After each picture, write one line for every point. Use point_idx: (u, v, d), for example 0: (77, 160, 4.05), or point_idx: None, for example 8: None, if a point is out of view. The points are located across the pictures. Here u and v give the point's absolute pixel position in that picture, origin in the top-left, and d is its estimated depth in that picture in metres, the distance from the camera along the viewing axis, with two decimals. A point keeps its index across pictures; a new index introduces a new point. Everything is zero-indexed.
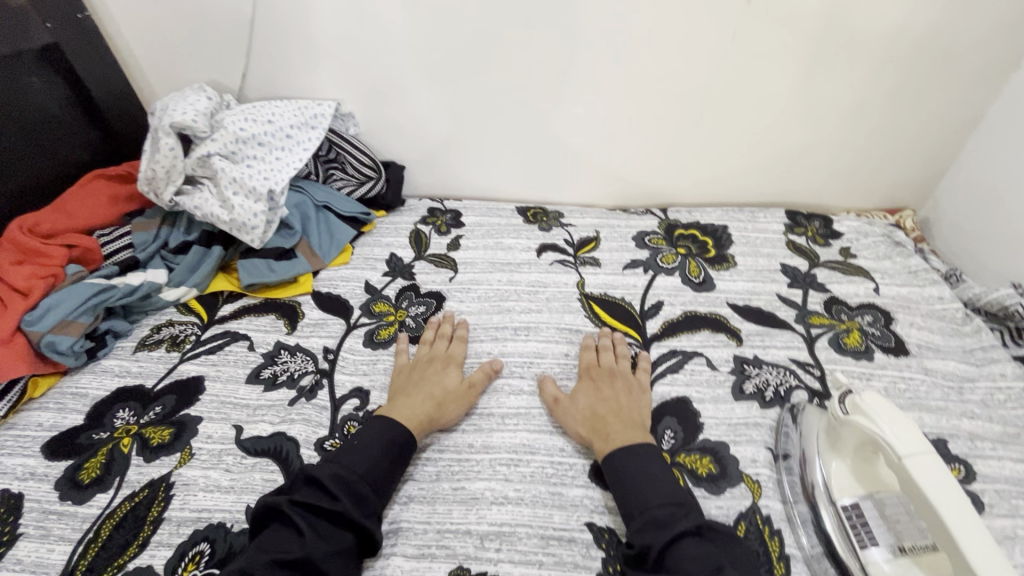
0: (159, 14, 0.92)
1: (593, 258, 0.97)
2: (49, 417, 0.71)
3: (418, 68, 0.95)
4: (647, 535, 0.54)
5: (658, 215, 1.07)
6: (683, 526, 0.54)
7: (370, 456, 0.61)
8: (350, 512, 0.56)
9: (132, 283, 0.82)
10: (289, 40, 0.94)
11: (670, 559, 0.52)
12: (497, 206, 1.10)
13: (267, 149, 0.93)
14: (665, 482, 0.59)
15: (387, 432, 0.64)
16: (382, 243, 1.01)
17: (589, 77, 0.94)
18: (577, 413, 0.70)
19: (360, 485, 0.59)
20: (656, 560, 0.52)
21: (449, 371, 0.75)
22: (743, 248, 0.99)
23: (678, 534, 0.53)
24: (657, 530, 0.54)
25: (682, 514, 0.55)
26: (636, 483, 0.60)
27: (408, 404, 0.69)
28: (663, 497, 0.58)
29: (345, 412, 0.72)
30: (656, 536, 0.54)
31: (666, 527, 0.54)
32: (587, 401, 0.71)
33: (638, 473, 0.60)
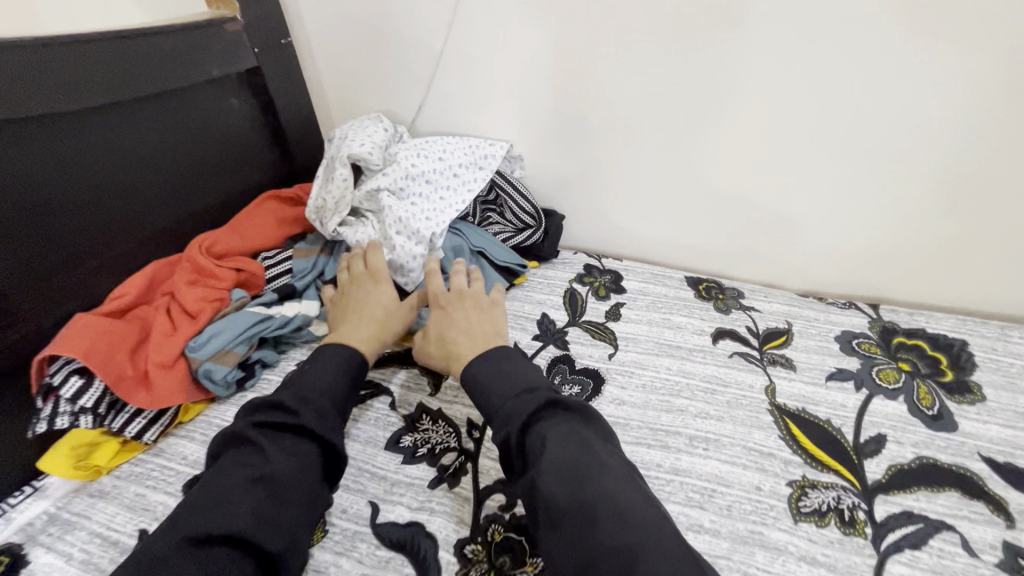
0: (351, 42, 0.92)
1: (785, 358, 0.80)
2: (194, 450, 0.68)
3: (606, 116, 0.85)
4: (509, 421, 0.54)
5: (866, 311, 0.88)
6: (512, 426, 0.53)
7: (324, 376, 0.62)
8: (312, 422, 0.55)
9: (288, 314, 0.80)
10: (473, 76, 0.88)
11: (525, 446, 0.51)
12: (663, 272, 0.97)
13: (433, 188, 0.87)
14: (517, 382, 0.58)
15: (334, 352, 0.65)
16: (533, 300, 0.92)
17: (814, 143, 0.78)
18: (432, 340, 0.71)
19: (320, 398, 0.59)
20: (520, 448, 0.52)
21: (381, 290, 0.76)
22: (994, 376, 0.76)
23: (522, 428, 0.53)
24: (513, 418, 0.54)
25: (528, 409, 0.54)
26: (483, 381, 0.60)
27: (358, 325, 0.71)
28: (492, 403, 0.57)
29: (489, 511, 0.62)
30: (511, 424, 0.53)
31: (518, 416, 0.54)
32: (452, 318, 0.71)
33: (483, 371, 0.60)
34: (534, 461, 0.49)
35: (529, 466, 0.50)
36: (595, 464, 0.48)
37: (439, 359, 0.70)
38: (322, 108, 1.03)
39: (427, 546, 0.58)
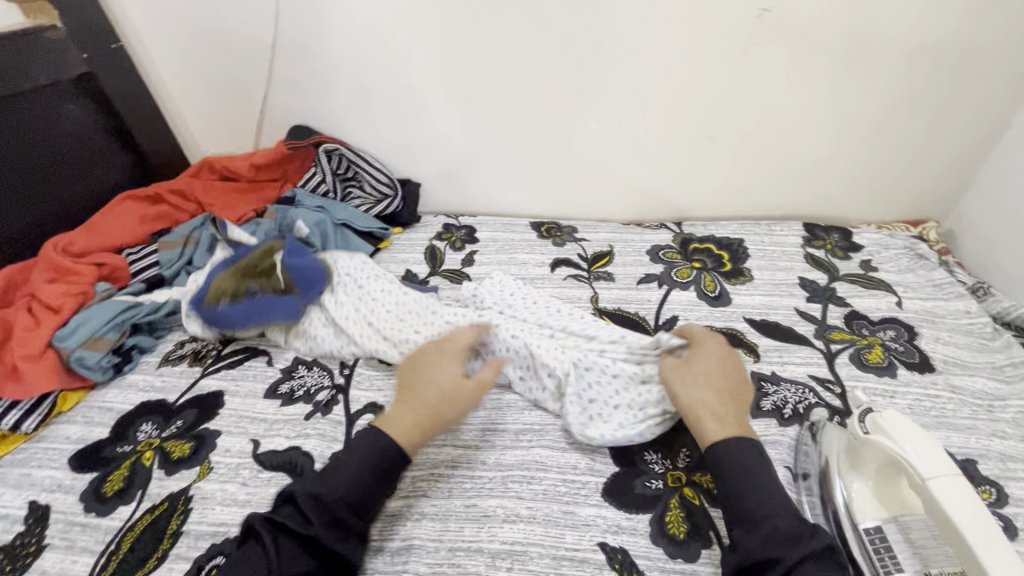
0: (187, 42, 0.97)
1: (607, 274, 0.97)
2: (77, 430, 0.73)
3: (433, 87, 0.97)
4: (779, 547, 0.49)
5: (672, 228, 1.07)
6: (788, 557, 0.48)
7: (359, 475, 0.56)
8: (324, 537, 0.52)
9: (157, 300, 0.86)
10: (308, 63, 0.97)
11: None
12: (511, 221, 1.11)
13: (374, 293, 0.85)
14: (780, 496, 0.53)
15: (370, 448, 0.58)
16: (398, 259, 1.02)
17: (602, 93, 0.95)
18: (683, 389, 0.63)
19: (338, 506, 0.54)
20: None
21: (445, 366, 0.64)
22: (761, 261, 0.98)
23: (798, 562, 0.48)
24: (786, 544, 0.49)
25: (801, 542, 0.49)
26: (752, 488, 0.53)
27: (412, 412, 0.60)
28: (757, 515, 0.52)
29: (360, 427, 0.73)
30: (786, 550, 0.49)
31: (798, 541, 0.49)
32: (704, 368, 0.64)
33: (743, 485, 0.54)
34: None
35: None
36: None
37: (701, 399, 0.61)
38: (171, 108, 1.07)
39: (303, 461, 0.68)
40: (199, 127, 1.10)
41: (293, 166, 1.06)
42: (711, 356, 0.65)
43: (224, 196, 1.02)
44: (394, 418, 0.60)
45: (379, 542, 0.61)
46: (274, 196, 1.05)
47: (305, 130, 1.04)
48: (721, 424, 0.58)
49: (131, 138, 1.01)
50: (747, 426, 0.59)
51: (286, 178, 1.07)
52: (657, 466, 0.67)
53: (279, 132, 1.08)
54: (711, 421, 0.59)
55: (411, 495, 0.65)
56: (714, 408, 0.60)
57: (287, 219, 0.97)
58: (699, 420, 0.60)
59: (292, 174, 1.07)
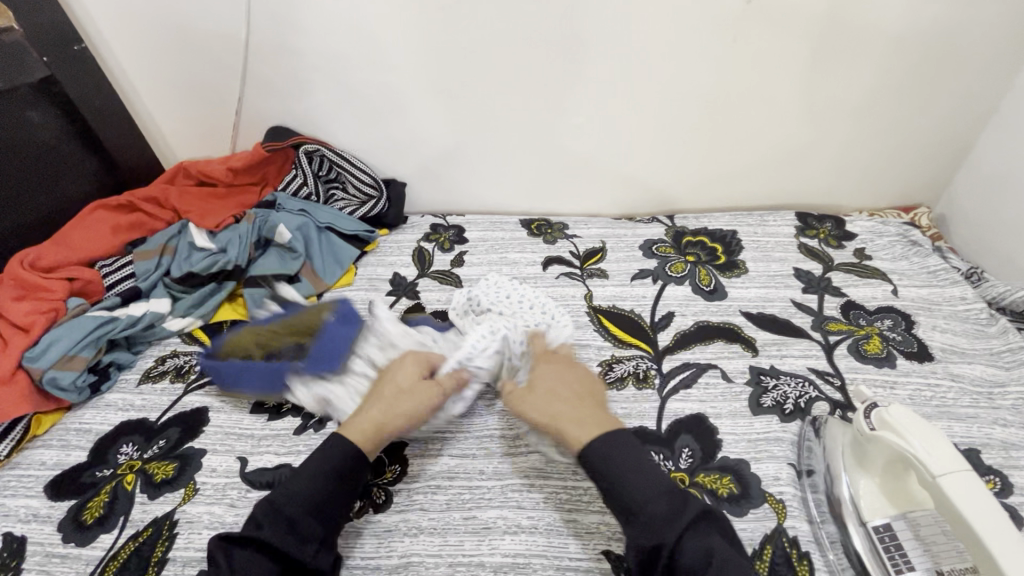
0: (154, 42, 0.93)
1: (600, 270, 0.95)
2: (53, 455, 0.70)
3: (415, 84, 0.94)
4: (659, 532, 0.48)
5: (664, 221, 1.05)
6: (668, 540, 0.47)
7: (314, 481, 0.54)
8: (281, 540, 0.50)
9: (134, 314, 0.83)
10: (284, 62, 0.93)
11: (681, 561, 0.47)
12: (500, 219, 1.08)
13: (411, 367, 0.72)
14: (654, 475, 0.52)
15: (329, 451, 0.56)
16: (386, 262, 0.99)
17: (589, 85, 0.92)
18: (531, 404, 0.61)
19: (298, 510, 0.52)
20: (668, 562, 0.47)
21: (403, 373, 0.65)
22: (755, 252, 0.97)
23: (677, 542, 0.47)
24: (663, 525, 0.48)
25: (677, 517, 0.49)
26: (624, 473, 0.52)
27: (374, 413, 0.60)
28: (636, 500, 0.50)
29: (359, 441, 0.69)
30: (666, 530, 0.48)
31: (674, 519, 0.49)
32: (558, 384, 0.63)
33: (622, 472, 0.52)
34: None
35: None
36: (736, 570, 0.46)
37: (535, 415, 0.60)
38: (140, 111, 1.02)
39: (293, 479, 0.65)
40: (172, 131, 1.06)
41: (273, 169, 1.02)
42: (553, 373, 0.65)
43: (202, 202, 0.98)
44: (352, 422, 0.60)
45: (376, 560, 0.59)
46: (255, 200, 1.01)
47: (283, 131, 1.00)
48: (576, 427, 0.57)
49: (100, 144, 0.96)
50: (612, 419, 0.58)
51: (266, 181, 1.03)
52: None
53: (257, 134, 1.04)
54: (569, 424, 0.57)
55: (407, 509, 0.63)
56: (574, 413, 0.58)
57: (268, 224, 0.93)
58: (562, 424, 0.58)
59: (272, 177, 1.03)
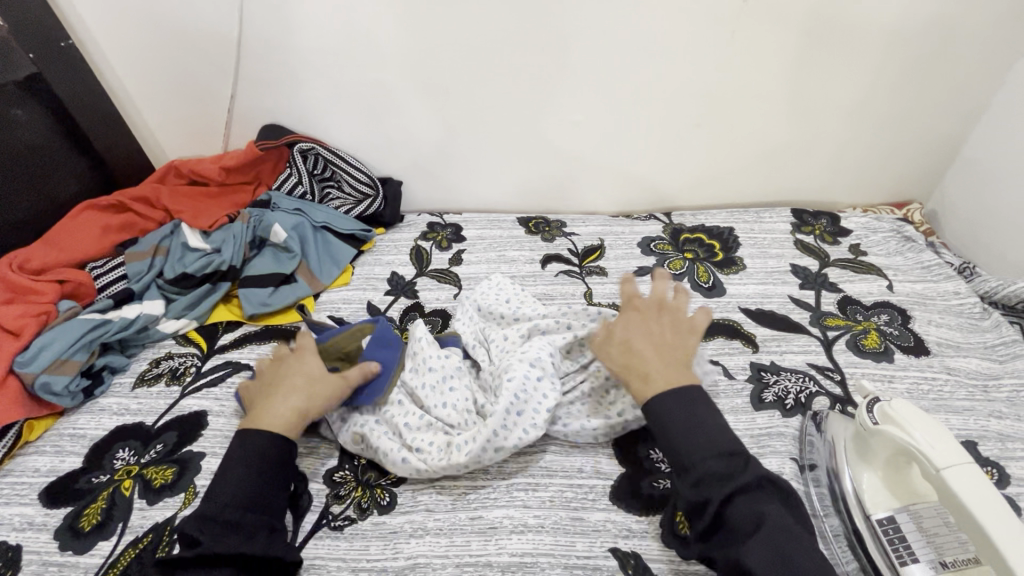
0: (144, 38, 0.91)
1: (599, 268, 0.95)
2: (46, 461, 0.68)
3: (413, 81, 0.93)
4: (707, 489, 0.50)
5: (662, 219, 1.05)
6: (715, 499, 0.50)
7: (239, 485, 0.55)
8: (214, 546, 0.51)
9: (127, 316, 0.81)
10: (278, 59, 0.91)
11: (728, 516, 0.49)
12: (498, 217, 1.08)
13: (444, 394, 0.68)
14: (714, 435, 0.53)
15: (246, 455, 0.57)
16: (383, 262, 0.98)
17: (587, 82, 0.92)
18: (617, 350, 0.62)
19: (231, 513, 0.53)
20: (718, 517, 0.50)
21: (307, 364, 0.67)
22: (752, 249, 0.97)
23: (726, 501, 0.49)
24: (715, 483, 0.50)
25: (732, 478, 0.50)
26: (684, 430, 0.53)
27: (281, 405, 0.62)
28: (690, 460, 0.52)
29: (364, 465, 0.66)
30: (714, 489, 0.50)
31: (727, 479, 0.50)
32: (659, 332, 0.63)
33: (679, 428, 0.53)
34: (743, 535, 0.48)
35: (729, 534, 0.49)
36: (779, 534, 0.47)
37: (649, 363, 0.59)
38: (129, 110, 1.00)
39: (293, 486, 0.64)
40: (161, 129, 1.04)
41: (267, 168, 1.00)
42: (642, 325, 0.64)
43: (194, 202, 0.96)
44: (264, 413, 0.61)
45: (382, 563, 0.58)
46: (248, 200, 0.99)
47: (277, 130, 0.98)
48: (653, 381, 0.58)
49: (88, 143, 0.94)
50: (689, 376, 0.58)
51: (260, 180, 1.01)
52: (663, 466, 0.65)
53: (250, 132, 1.03)
54: (639, 380, 0.58)
55: (412, 510, 0.63)
56: (663, 368, 0.58)
57: (263, 223, 0.92)
58: (646, 374, 0.58)
59: (266, 176, 1.01)
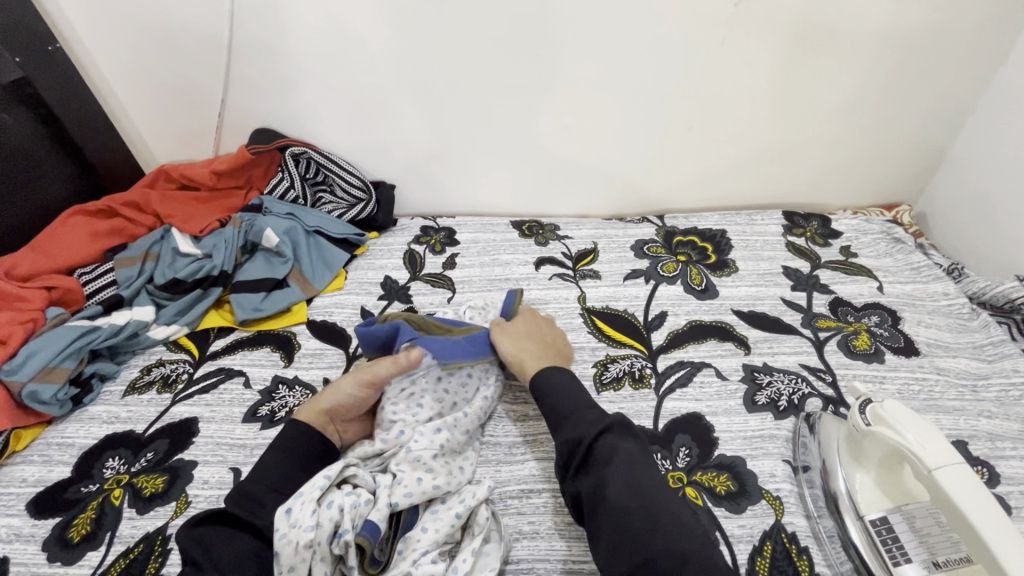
0: (133, 41, 0.90)
1: (593, 271, 0.95)
2: (34, 471, 0.67)
3: (405, 85, 0.93)
4: (580, 429, 0.57)
5: (654, 221, 1.06)
6: (586, 436, 0.56)
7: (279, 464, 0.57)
8: (261, 524, 0.54)
9: (116, 323, 0.80)
10: (269, 62, 0.91)
11: (596, 452, 0.56)
12: (491, 220, 1.07)
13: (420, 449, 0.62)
14: (577, 398, 0.62)
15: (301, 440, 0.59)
16: (376, 266, 0.98)
17: (579, 86, 0.93)
18: (506, 339, 0.73)
19: (263, 495, 0.55)
20: (587, 452, 0.56)
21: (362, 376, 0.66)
22: (744, 251, 0.98)
23: (594, 437, 0.56)
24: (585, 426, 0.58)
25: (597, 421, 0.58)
26: (549, 393, 0.63)
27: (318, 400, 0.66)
28: (564, 412, 0.61)
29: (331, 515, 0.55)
30: (586, 429, 0.57)
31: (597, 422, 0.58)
32: (522, 329, 0.75)
33: (553, 393, 0.63)
34: (604, 462, 0.55)
35: (595, 470, 0.55)
36: (625, 467, 0.54)
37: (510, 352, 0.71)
38: (118, 114, 0.99)
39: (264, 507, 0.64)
40: (151, 134, 1.03)
41: (257, 172, 1.00)
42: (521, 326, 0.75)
43: (185, 206, 0.95)
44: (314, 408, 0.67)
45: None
46: (240, 204, 0.99)
47: (268, 134, 0.98)
48: (525, 364, 0.70)
49: (76, 148, 0.93)
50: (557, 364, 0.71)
51: (251, 184, 1.00)
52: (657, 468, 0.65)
53: (241, 136, 1.02)
54: (529, 361, 0.70)
55: None
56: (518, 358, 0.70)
57: (254, 228, 0.91)
58: (522, 362, 0.70)
59: (257, 180, 1.00)
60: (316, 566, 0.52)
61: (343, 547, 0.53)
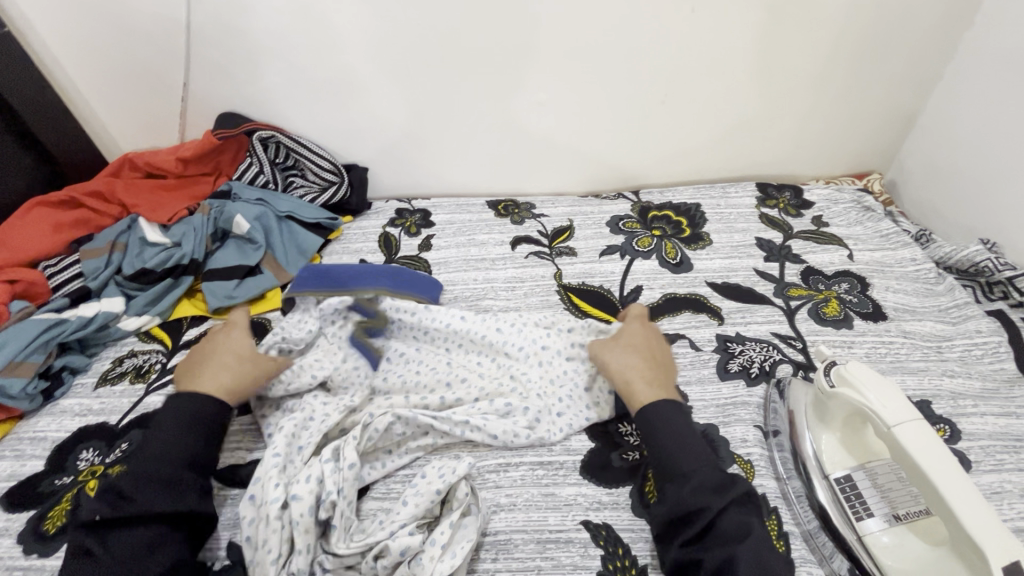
0: (87, 23, 0.87)
1: (569, 248, 0.95)
2: (6, 466, 0.67)
3: (374, 65, 0.91)
4: (706, 497, 0.52)
5: (630, 197, 1.05)
6: (715, 505, 0.51)
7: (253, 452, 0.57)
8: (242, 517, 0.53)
9: (85, 315, 0.79)
10: (231, 43, 0.88)
11: (720, 525, 0.51)
12: (466, 201, 1.06)
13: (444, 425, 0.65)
14: (697, 452, 0.56)
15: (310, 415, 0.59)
16: (351, 250, 0.97)
17: (552, 63, 0.92)
18: (612, 355, 0.67)
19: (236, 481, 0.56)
20: (710, 524, 0.51)
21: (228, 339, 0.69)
22: (718, 224, 0.99)
23: (720, 510, 0.51)
24: (711, 493, 0.52)
25: (724, 491, 0.53)
26: (672, 445, 0.56)
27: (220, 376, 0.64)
28: (686, 468, 0.54)
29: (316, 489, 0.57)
30: (715, 497, 0.52)
31: (723, 489, 0.53)
32: (635, 342, 0.68)
33: (668, 439, 0.57)
34: (732, 543, 0.49)
35: (719, 545, 0.50)
36: (757, 553, 0.49)
37: (623, 371, 0.65)
38: (76, 100, 0.96)
39: (238, 492, 0.64)
40: (113, 120, 1.00)
41: (225, 158, 0.98)
42: (626, 343, 0.68)
43: (151, 194, 0.93)
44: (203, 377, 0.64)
45: None
46: (209, 191, 0.97)
47: (233, 118, 0.95)
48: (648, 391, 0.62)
49: (33, 137, 0.90)
50: (672, 392, 0.63)
51: (220, 171, 0.98)
52: (633, 438, 0.67)
53: (206, 122, 1.00)
54: (641, 386, 0.63)
55: (386, 497, 0.63)
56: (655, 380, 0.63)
57: (224, 215, 0.90)
58: (630, 384, 0.63)
59: (225, 167, 0.98)
60: (300, 536, 0.54)
61: (332, 508, 0.57)
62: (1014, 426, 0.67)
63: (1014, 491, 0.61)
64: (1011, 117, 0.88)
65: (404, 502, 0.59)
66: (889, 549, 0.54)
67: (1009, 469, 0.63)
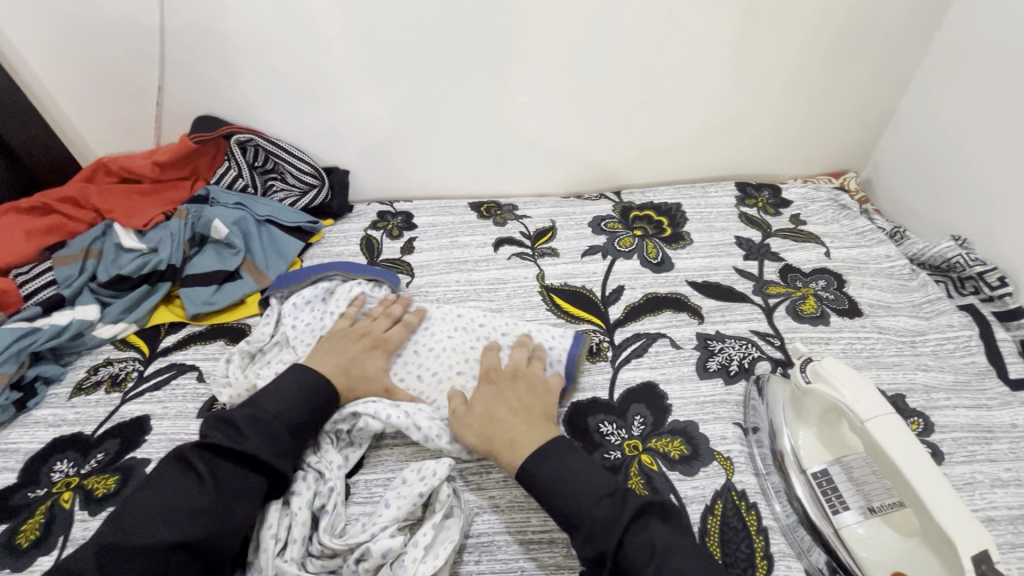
0: (57, 26, 0.86)
1: (551, 249, 0.96)
2: None
3: (354, 67, 0.90)
4: (598, 539, 0.52)
5: (612, 198, 1.06)
6: (610, 547, 0.51)
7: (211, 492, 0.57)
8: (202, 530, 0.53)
9: (58, 324, 0.77)
10: (207, 45, 0.87)
11: (626, 560, 0.50)
12: (449, 203, 1.06)
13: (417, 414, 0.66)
14: (580, 487, 0.55)
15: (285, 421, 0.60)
16: (332, 253, 0.96)
17: (533, 65, 0.92)
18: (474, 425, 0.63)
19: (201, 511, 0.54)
20: (616, 561, 0.51)
21: (373, 360, 0.70)
22: (698, 223, 1.00)
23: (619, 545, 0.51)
24: (603, 533, 0.52)
25: (618, 522, 0.52)
26: (556, 490, 0.55)
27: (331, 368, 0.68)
28: (572, 515, 0.54)
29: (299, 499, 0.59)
30: (604, 538, 0.51)
31: (611, 522, 0.52)
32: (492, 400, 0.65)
33: (551, 482, 0.56)
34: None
35: None
36: None
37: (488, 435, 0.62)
38: (47, 104, 0.94)
39: None
40: (86, 124, 0.98)
41: (203, 162, 0.96)
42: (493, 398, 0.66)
43: (126, 200, 0.92)
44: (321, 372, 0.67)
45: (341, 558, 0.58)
46: (186, 196, 0.95)
47: (210, 121, 0.94)
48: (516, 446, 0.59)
49: None
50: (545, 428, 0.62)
51: (197, 174, 0.97)
52: (614, 437, 0.66)
53: (183, 125, 0.99)
54: (506, 449, 0.60)
55: (368, 500, 0.62)
56: (521, 430, 0.61)
57: (201, 220, 0.89)
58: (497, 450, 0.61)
59: (203, 171, 0.97)
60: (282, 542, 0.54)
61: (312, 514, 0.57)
62: (985, 418, 0.69)
63: (985, 481, 0.63)
64: (980, 116, 0.90)
65: (385, 505, 0.58)
66: (865, 541, 0.55)
67: (980, 460, 0.65)
